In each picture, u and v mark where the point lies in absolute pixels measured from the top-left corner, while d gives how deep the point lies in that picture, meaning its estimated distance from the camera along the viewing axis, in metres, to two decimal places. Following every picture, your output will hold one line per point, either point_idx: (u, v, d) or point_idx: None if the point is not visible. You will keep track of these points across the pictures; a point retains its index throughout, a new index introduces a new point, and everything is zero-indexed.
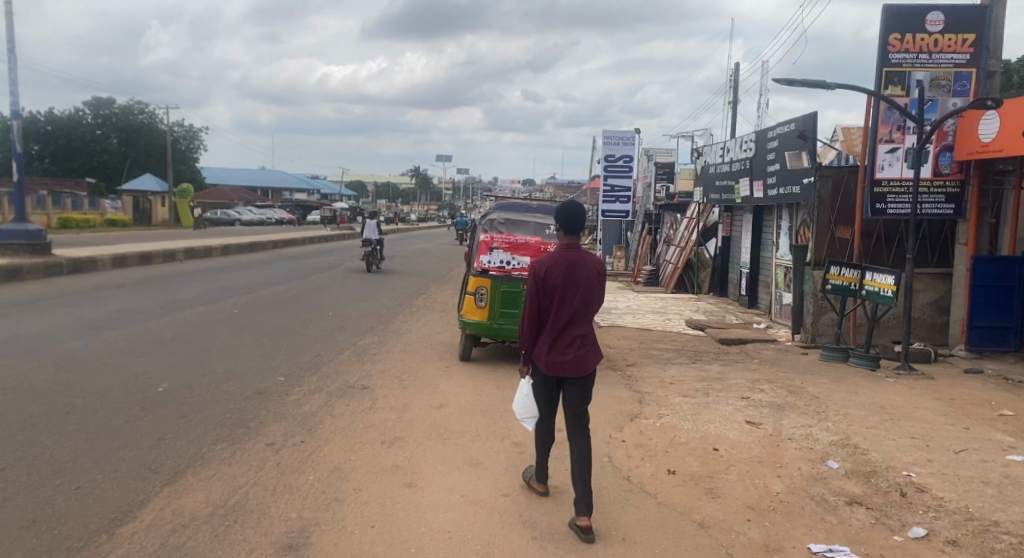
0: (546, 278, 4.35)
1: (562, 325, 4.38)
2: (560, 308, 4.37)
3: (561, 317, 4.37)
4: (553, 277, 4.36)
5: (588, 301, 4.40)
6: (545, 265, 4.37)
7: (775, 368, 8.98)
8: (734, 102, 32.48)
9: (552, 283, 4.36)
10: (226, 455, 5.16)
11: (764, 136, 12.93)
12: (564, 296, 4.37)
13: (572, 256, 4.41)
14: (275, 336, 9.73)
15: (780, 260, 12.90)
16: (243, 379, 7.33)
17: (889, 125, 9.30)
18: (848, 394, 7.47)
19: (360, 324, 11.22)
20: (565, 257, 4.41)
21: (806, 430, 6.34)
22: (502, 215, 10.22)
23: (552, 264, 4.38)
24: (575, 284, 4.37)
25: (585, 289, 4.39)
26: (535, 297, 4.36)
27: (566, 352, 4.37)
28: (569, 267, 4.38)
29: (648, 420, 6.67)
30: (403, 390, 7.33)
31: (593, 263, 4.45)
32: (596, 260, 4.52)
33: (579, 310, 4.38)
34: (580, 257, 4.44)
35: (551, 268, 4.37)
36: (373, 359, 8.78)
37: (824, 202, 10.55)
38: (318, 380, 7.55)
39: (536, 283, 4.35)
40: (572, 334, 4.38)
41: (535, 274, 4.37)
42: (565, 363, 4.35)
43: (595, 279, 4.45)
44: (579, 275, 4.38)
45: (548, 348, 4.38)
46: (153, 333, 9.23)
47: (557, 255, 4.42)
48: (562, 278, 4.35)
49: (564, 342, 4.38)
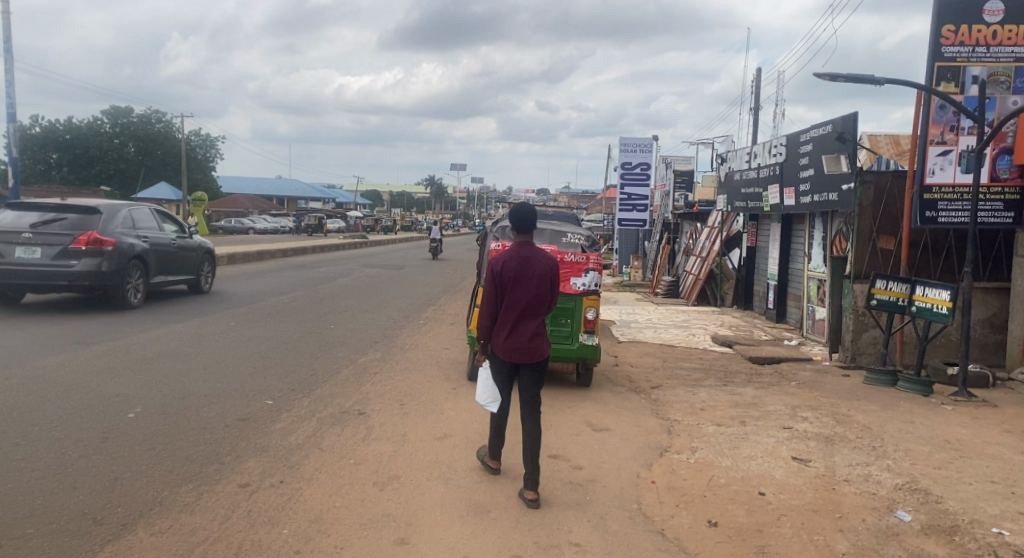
0: (503, 271, 4.77)
1: (519, 316, 4.78)
2: (517, 298, 4.78)
3: (518, 306, 4.77)
4: (509, 270, 4.78)
5: (541, 291, 4.84)
6: (502, 260, 4.79)
7: (815, 391, 8.13)
8: (755, 110, 31.76)
9: (508, 275, 4.77)
10: (191, 499, 4.40)
11: (796, 139, 12.06)
12: (520, 287, 4.79)
13: (526, 252, 4.85)
14: (269, 352, 9.03)
15: (813, 271, 12.06)
16: (226, 403, 6.59)
17: (940, 126, 8.49)
18: (904, 425, 6.62)
19: (363, 339, 10.49)
20: (520, 253, 4.84)
21: (864, 469, 5.51)
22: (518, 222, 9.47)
23: (507, 259, 4.81)
24: (529, 277, 4.80)
25: (537, 282, 4.83)
26: (493, 289, 4.75)
27: (524, 338, 4.75)
28: (523, 261, 4.81)
29: (680, 455, 5.87)
30: (404, 416, 6.57)
31: (544, 257, 4.92)
32: (547, 258, 4.96)
33: (533, 300, 4.81)
34: (533, 252, 4.90)
35: (507, 262, 4.79)
36: (372, 379, 8.02)
37: (865, 210, 9.67)
38: (309, 404, 6.79)
39: (493, 277, 4.76)
40: (527, 321, 4.78)
41: (493, 267, 4.77)
42: (525, 350, 4.73)
43: (547, 274, 4.89)
44: (534, 266, 4.83)
45: (507, 337, 4.76)
46: (137, 349, 8.52)
47: (513, 252, 4.84)
48: (518, 271, 4.78)
49: (521, 330, 4.76)
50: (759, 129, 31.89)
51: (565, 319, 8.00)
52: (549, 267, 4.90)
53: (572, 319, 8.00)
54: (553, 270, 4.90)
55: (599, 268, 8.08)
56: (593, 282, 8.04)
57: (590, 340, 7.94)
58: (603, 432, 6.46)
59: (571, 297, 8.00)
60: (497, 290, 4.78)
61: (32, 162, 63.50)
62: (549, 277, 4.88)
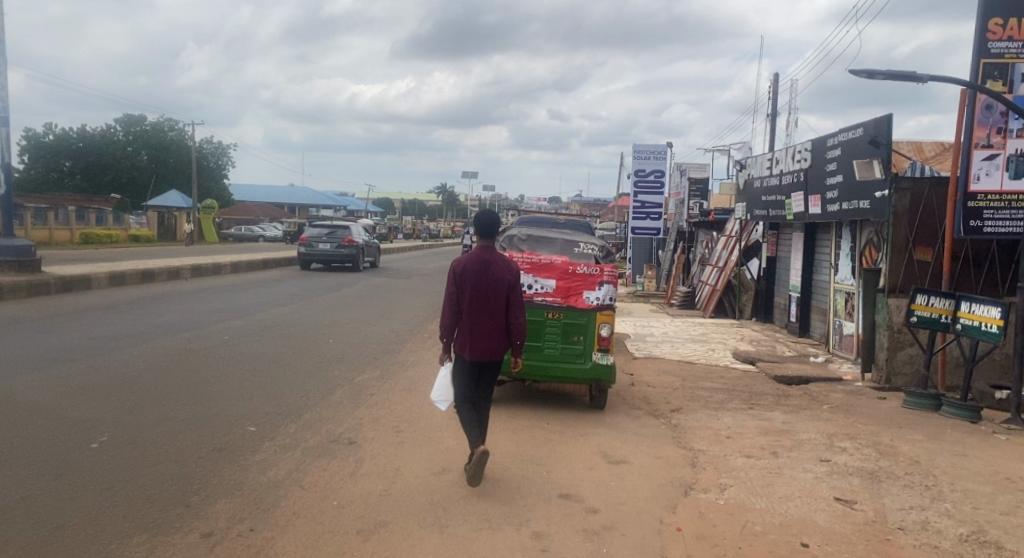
0: (464, 273, 5.09)
1: (478, 315, 5.07)
2: (476, 298, 5.09)
3: (476, 307, 5.08)
4: (470, 272, 5.10)
5: (501, 293, 5.14)
6: (463, 263, 5.11)
7: (850, 416, 7.44)
8: (772, 116, 31.02)
9: (469, 277, 5.10)
10: (142, 554, 3.79)
11: (822, 144, 11.39)
12: (479, 288, 5.10)
13: (487, 256, 5.16)
14: (259, 370, 8.45)
15: (840, 283, 11.37)
16: (204, 430, 6.01)
17: (986, 128, 7.81)
18: (958, 458, 5.92)
19: (362, 355, 9.89)
20: (481, 257, 5.14)
21: (920, 514, 4.82)
22: (526, 231, 8.86)
23: (468, 261, 5.13)
24: (486, 279, 5.10)
25: (496, 283, 5.11)
26: (454, 290, 5.08)
27: (483, 336, 5.04)
28: (483, 263, 5.12)
29: (707, 495, 5.22)
30: (400, 446, 5.95)
31: (505, 260, 5.21)
32: (508, 261, 5.25)
33: (490, 300, 5.11)
34: (494, 256, 5.21)
35: (468, 265, 5.11)
36: (369, 401, 7.40)
37: (900, 219, 8.98)
38: (296, 431, 6.19)
39: (455, 279, 5.09)
40: (484, 320, 5.07)
41: (454, 270, 5.09)
42: (482, 348, 5.03)
43: (506, 277, 5.16)
44: (493, 269, 5.13)
45: (466, 336, 5.06)
46: (119, 366, 7.95)
47: (474, 255, 5.15)
48: (478, 274, 5.10)
49: (478, 328, 5.05)
50: (777, 136, 31.10)
51: (577, 337, 7.37)
52: (509, 270, 5.17)
53: (585, 337, 7.37)
54: (513, 272, 5.19)
55: (614, 281, 7.44)
56: (608, 296, 7.39)
57: (604, 359, 7.29)
58: (619, 465, 5.80)
59: (584, 312, 7.37)
60: (458, 291, 5.10)
61: (45, 170, 63.58)
62: (509, 280, 5.16)
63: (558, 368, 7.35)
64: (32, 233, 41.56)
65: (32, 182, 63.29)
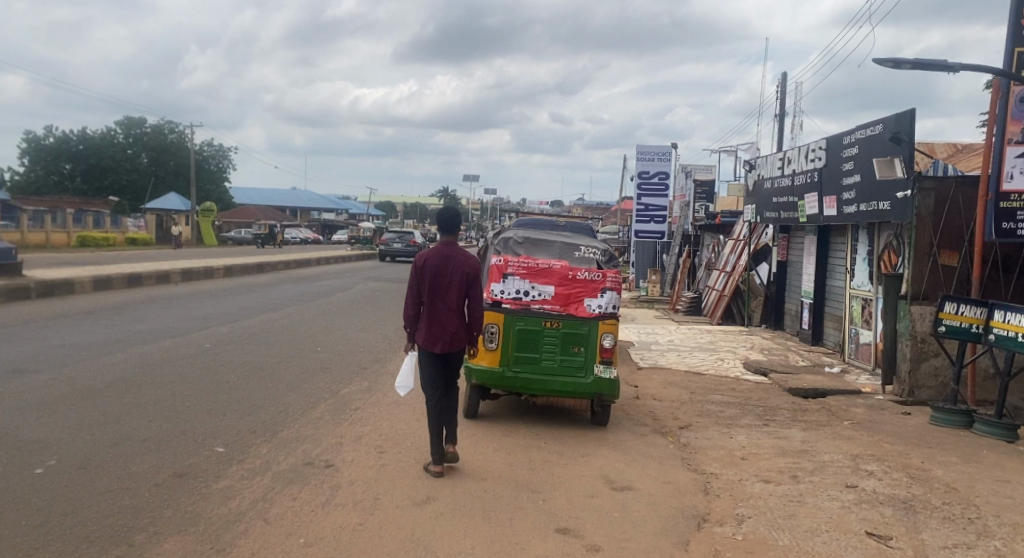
0: (425, 267, 5.39)
1: (437, 307, 5.35)
2: (436, 291, 5.37)
3: (436, 300, 5.35)
4: (431, 266, 5.40)
5: (460, 285, 5.41)
6: (424, 258, 5.42)
7: (874, 433, 6.86)
8: (779, 117, 30.39)
9: (429, 271, 5.38)
10: None
11: (836, 142, 10.84)
12: (439, 282, 5.38)
13: (447, 251, 5.46)
14: (236, 382, 7.91)
15: (856, 289, 10.80)
16: (167, 451, 5.46)
17: (1020, 122, 7.24)
18: (1000, 485, 5.33)
19: (351, 364, 9.36)
20: (441, 252, 5.45)
21: (967, 553, 4.24)
22: (523, 233, 8.21)
23: (430, 257, 5.43)
24: (446, 273, 5.38)
25: (454, 275, 5.39)
26: (415, 283, 5.37)
27: (441, 327, 5.29)
28: (443, 258, 5.42)
29: (723, 529, 4.64)
30: (382, 470, 5.38)
31: (465, 255, 5.49)
32: (468, 257, 5.53)
33: (450, 293, 5.36)
34: (455, 251, 5.49)
35: (429, 260, 5.41)
36: (351, 417, 6.83)
37: (923, 220, 8.41)
38: (268, 453, 5.62)
39: (416, 272, 5.38)
40: (444, 311, 5.35)
41: (416, 264, 5.40)
42: (441, 338, 5.28)
43: (464, 270, 5.43)
44: (452, 263, 5.41)
45: (426, 327, 5.32)
46: (85, 378, 7.39)
47: (435, 251, 5.46)
48: (437, 267, 5.38)
49: (440, 319, 5.32)
50: (784, 138, 30.44)
51: (578, 347, 6.81)
52: (466, 264, 5.44)
53: (586, 347, 6.81)
54: (473, 266, 5.46)
55: (617, 287, 6.95)
56: (611, 303, 6.88)
57: (608, 372, 6.73)
58: (624, 492, 5.23)
59: (585, 321, 6.83)
60: (420, 285, 5.39)
61: (45, 173, 63.23)
62: (467, 273, 5.43)
63: (556, 382, 6.78)
64: (28, 236, 41.05)
65: (33, 185, 63.05)
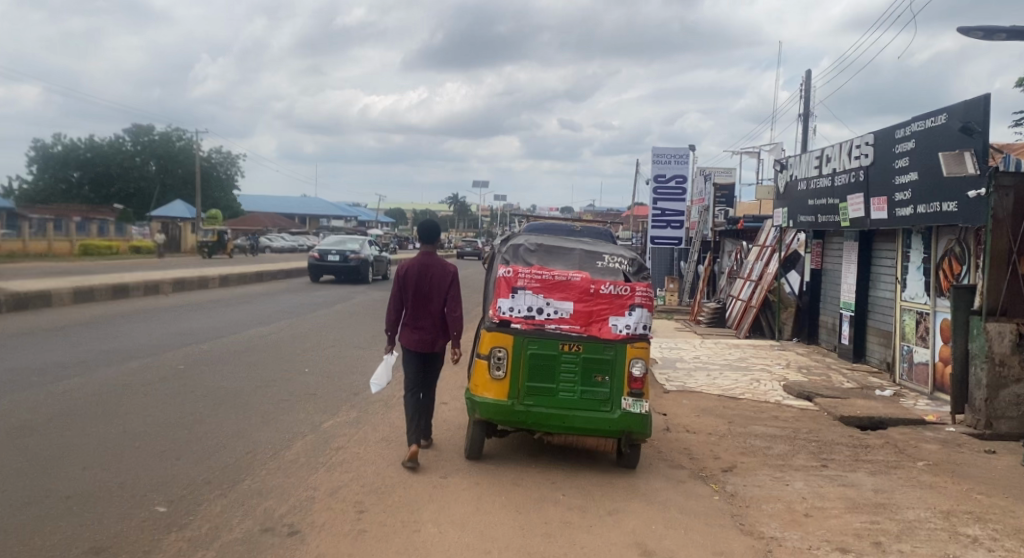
0: (404, 277, 5.43)
1: (414, 314, 5.42)
2: (414, 299, 5.42)
3: (418, 308, 5.41)
4: (410, 275, 5.44)
5: (440, 294, 5.43)
6: (404, 266, 5.47)
7: (961, 478, 5.68)
8: (803, 117, 29.03)
9: (410, 281, 5.42)
10: None
11: (887, 137, 9.69)
12: (418, 290, 5.41)
13: (426, 260, 5.46)
14: (202, 413, 6.80)
15: (908, 302, 9.61)
16: (88, 513, 4.37)
17: None
18: None
19: (340, 390, 8.24)
20: (420, 262, 5.45)
21: None
22: (535, 239, 7.06)
23: (411, 266, 5.46)
24: (423, 283, 5.41)
25: (433, 284, 5.41)
26: (397, 291, 5.43)
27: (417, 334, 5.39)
28: (422, 268, 5.43)
29: None
30: (358, 539, 4.25)
31: (443, 264, 5.47)
32: (449, 267, 5.50)
33: (427, 302, 5.41)
34: (434, 261, 5.48)
35: (409, 270, 5.44)
36: (332, 461, 5.70)
37: (1001, 225, 7.16)
38: (219, 514, 4.50)
39: (396, 281, 5.43)
40: (422, 319, 5.42)
41: (397, 273, 5.47)
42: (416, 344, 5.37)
43: (443, 279, 5.43)
44: (430, 272, 5.42)
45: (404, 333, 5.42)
46: (24, 411, 6.33)
47: (415, 260, 5.47)
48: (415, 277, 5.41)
49: (420, 324, 5.41)
50: (807, 138, 29.06)
51: (601, 377, 5.68)
52: (446, 274, 5.43)
53: (611, 377, 5.68)
54: (451, 276, 5.43)
55: (648, 304, 5.84)
56: (640, 323, 5.76)
57: (637, 407, 5.59)
58: None
59: (609, 344, 5.71)
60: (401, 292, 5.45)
61: (54, 181, 62.95)
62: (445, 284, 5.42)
63: (574, 418, 5.64)
64: (30, 244, 40.11)
65: (41, 193, 62.77)
